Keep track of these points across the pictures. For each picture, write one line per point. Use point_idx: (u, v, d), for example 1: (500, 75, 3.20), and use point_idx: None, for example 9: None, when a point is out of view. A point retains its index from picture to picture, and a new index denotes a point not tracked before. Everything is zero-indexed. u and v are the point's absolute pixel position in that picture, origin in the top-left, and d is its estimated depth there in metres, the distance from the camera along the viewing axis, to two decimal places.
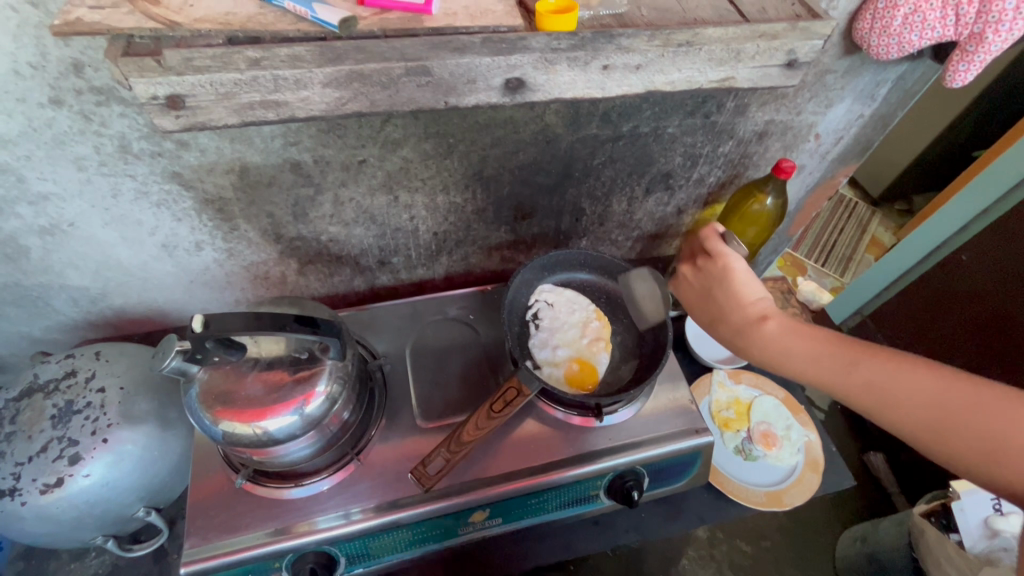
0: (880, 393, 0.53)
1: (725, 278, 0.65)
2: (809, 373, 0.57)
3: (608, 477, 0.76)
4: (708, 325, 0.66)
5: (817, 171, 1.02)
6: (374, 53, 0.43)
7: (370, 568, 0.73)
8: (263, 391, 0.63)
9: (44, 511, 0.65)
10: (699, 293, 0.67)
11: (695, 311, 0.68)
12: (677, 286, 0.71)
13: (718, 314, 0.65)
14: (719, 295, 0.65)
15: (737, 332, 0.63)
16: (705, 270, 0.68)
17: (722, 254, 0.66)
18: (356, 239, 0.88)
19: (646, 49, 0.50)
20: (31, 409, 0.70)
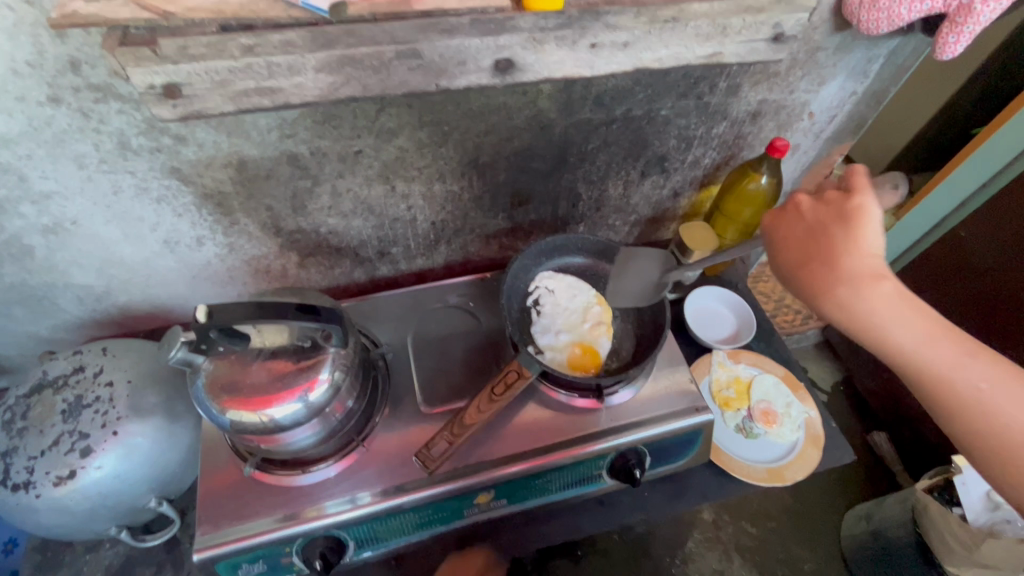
0: (967, 380, 0.56)
1: (851, 222, 0.62)
2: (915, 350, 0.58)
3: (610, 456, 0.77)
4: (789, 266, 0.64)
5: (812, 150, 1.02)
6: (364, 37, 0.44)
7: (377, 551, 0.74)
8: (268, 379, 0.65)
9: (59, 503, 0.67)
10: (806, 232, 0.64)
11: (782, 252, 0.65)
12: (771, 220, 0.68)
13: (817, 257, 0.62)
14: (838, 241, 0.62)
15: (840, 275, 0.60)
16: (833, 206, 0.65)
17: (864, 195, 0.63)
18: (355, 231, 0.89)
19: (632, 26, 0.50)
20: (42, 404, 0.71)
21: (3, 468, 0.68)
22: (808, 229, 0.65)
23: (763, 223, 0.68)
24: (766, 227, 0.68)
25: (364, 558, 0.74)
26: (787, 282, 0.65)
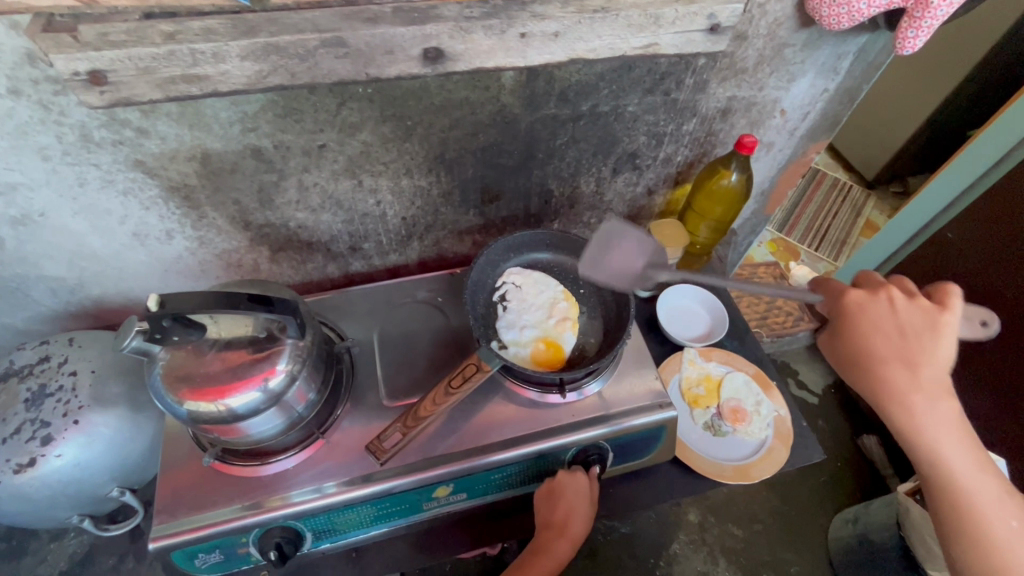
0: (989, 506, 0.64)
1: (940, 333, 0.61)
2: (955, 470, 0.63)
3: (572, 451, 0.77)
4: (853, 353, 0.65)
5: (787, 148, 1.02)
6: (286, 25, 0.46)
7: (336, 543, 0.75)
8: (222, 369, 0.65)
9: (18, 490, 0.68)
10: (897, 327, 0.62)
11: (864, 340, 0.63)
12: (858, 300, 0.65)
13: (902, 360, 0.62)
14: (925, 349, 0.61)
15: (911, 387, 0.62)
16: (923, 313, 0.62)
17: (956, 311, 0.61)
18: (325, 225, 0.89)
19: (562, 16, 0.52)
20: (6, 393, 0.72)
21: None
22: (888, 328, 0.63)
23: (851, 295, 0.65)
24: (856, 305, 0.65)
25: (323, 549, 0.75)
26: (845, 364, 0.66)
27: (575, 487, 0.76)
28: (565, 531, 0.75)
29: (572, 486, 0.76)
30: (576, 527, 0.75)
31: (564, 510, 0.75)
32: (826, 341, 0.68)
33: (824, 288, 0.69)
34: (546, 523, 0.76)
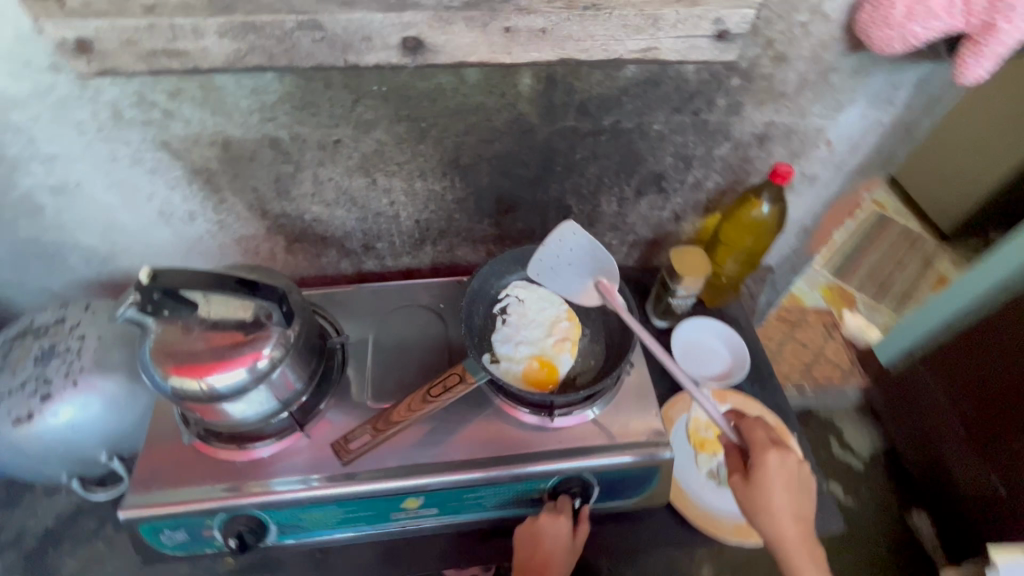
0: None
1: (766, 487, 0.69)
2: None
3: (553, 480, 0.73)
4: (755, 507, 0.69)
5: (833, 184, 0.94)
6: (262, 8, 0.55)
7: (300, 540, 0.73)
8: (206, 349, 0.66)
9: (14, 442, 0.71)
10: (785, 483, 0.69)
11: (770, 496, 0.68)
12: (768, 457, 0.69)
13: (795, 517, 0.69)
14: (765, 500, 0.68)
15: (798, 541, 0.67)
16: (762, 467, 0.69)
17: (770, 470, 0.69)
18: (339, 221, 0.90)
19: (548, 11, 0.57)
20: (21, 348, 0.76)
21: None
22: (786, 477, 0.69)
23: (763, 449, 0.70)
24: (761, 460, 0.70)
25: (287, 544, 0.73)
26: (758, 518, 0.69)
27: (556, 532, 0.70)
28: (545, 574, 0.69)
29: (553, 533, 0.70)
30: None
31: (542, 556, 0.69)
32: (736, 483, 0.71)
33: (752, 433, 0.73)
34: (521, 569, 0.69)
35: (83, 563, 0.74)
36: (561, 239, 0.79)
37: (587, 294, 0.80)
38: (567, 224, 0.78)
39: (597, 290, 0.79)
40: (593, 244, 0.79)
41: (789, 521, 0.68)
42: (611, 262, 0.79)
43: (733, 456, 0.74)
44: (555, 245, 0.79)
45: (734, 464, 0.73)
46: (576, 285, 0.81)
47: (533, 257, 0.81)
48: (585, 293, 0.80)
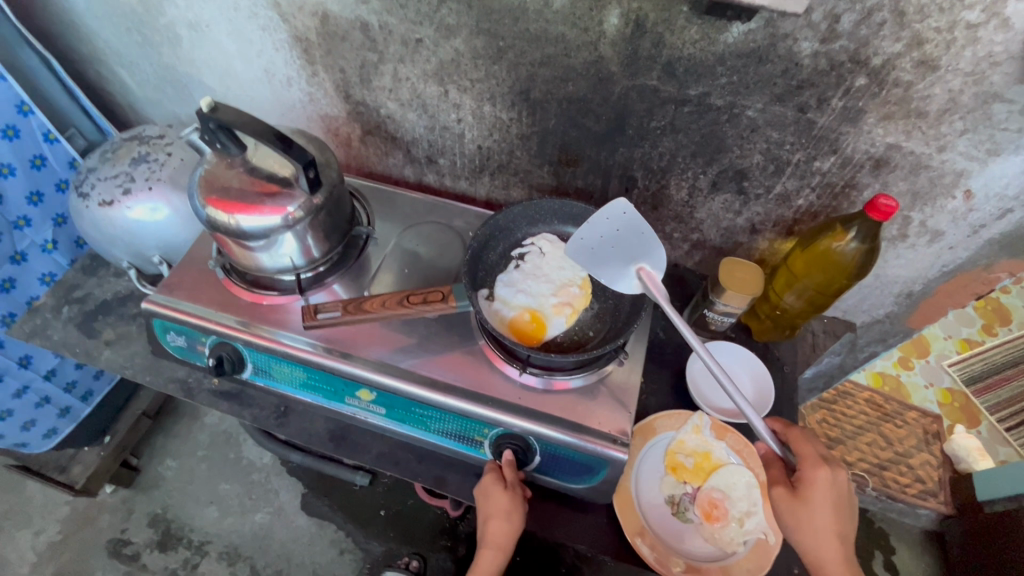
0: None
1: (813, 502, 0.60)
2: None
3: (497, 430, 0.71)
4: (796, 523, 0.60)
5: (961, 248, 0.76)
6: None
7: (268, 387, 0.79)
8: (238, 190, 0.71)
9: (95, 219, 0.85)
10: (835, 502, 0.60)
11: (816, 515, 0.59)
12: (819, 472, 0.60)
13: (844, 542, 0.60)
14: (812, 519, 0.59)
15: (845, 568, 0.58)
16: (812, 479, 0.60)
17: (824, 482, 0.60)
18: (410, 124, 0.93)
19: None
20: (124, 148, 0.89)
21: (80, 179, 0.88)
22: (838, 503, 0.60)
23: (814, 463, 0.61)
24: (810, 474, 0.61)
25: (258, 386, 0.80)
26: (798, 536, 0.60)
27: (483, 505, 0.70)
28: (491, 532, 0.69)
29: (485, 493, 0.69)
30: (494, 529, 0.69)
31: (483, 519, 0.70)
32: (778, 496, 0.62)
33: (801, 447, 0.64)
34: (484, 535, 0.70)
35: (117, 337, 0.88)
36: (608, 218, 0.72)
37: (629, 283, 0.72)
38: (619, 202, 0.71)
39: (640, 279, 0.71)
40: (643, 227, 0.72)
41: (838, 543, 0.59)
42: (658, 249, 0.72)
43: (775, 469, 0.64)
44: (603, 223, 0.72)
45: (776, 477, 0.64)
46: (616, 272, 0.72)
47: (573, 236, 0.72)
48: (628, 281, 0.72)
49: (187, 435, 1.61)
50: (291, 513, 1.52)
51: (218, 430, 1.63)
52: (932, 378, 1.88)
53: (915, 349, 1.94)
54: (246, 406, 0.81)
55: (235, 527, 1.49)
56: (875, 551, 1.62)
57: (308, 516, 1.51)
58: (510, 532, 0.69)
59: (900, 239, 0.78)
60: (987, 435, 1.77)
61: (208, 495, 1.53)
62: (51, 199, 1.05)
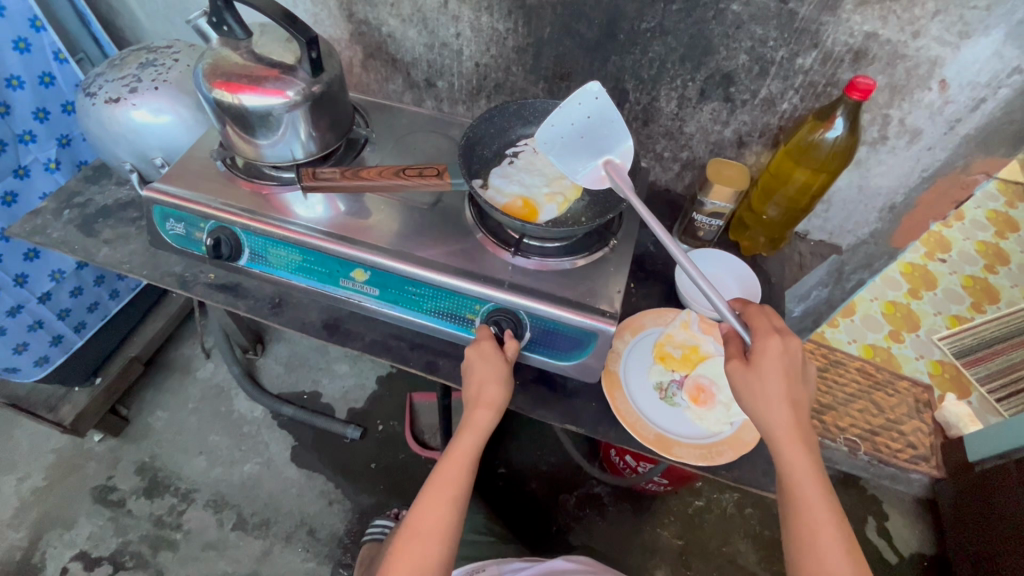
0: None
1: (762, 369, 0.60)
2: (821, 529, 0.57)
3: (488, 307, 0.72)
4: (748, 391, 0.60)
5: (939, 149, 0.79)
6: None
7: (265, 274, 0.81)
8: (243, 72, 0.74)
9: (102, 116, 0.87)
10: (785, 369, 0.60)
11: (766, 381, 0.59)
12: (769, 341, 0.60)
13: (794, 406, 0.60)
14: (761, 385, 0.59)
15: (795, 430, 0.59)
16: (763, 349, 0.60)
17: (773, 350, 0.60)
18: (410, 43, 0.96)
19: None
20: (133, 56, 0.92)
21: (88, 82, 0.91)
22: (789, 369, 0.60)
23: (765, 333, 0.61)
24: (761, 344, 0.61)
25: (255, 275, 0.82)
26: (750, 405, 0.60)
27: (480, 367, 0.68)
28: (484, 396, 0.68)
29: (481, 356, 0.68)
30: (489, 390, 0.67)
31: (477, 378, 0.68)
32: (732, 368, 0.61)
33: (755, 320, 0.63)
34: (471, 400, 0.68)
35: (116, 237, 0.89)
36: (580, 104, 0.71)
37: (595, 174, 0.73)
38: (591, 86, 0.70)
39: (606, 171, 0.73)
40: (612, 117, 0.72)
41: (788, 408, 0.59)
42: (626, 139, 0.73)
43: (732, 345, 0.64)
44: (574, 109, 0.71)
45: (732, 352, 0.63)
46: (584, 165, 0.73)
47: (544, 123, 0.72)
48: (594, 173, 0.73)
49: (178, 388, 1.59)
50: (280, 465, 1.50)
51: (208, 384, 1.61)
52: (924, 351, 1.89)
53: (905, 323, 1.96)
54: (241, 298, 0.83)
55: (223, 477, 1.47)
56: (867, 515, 1.61)
57: (297, 468, 1.50)
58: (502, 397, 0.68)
59: (881, 142, 0.81)
60: (978, 405, 1.78)
61: (197, 446, 1.51)
62: (56, 119, 1.07)
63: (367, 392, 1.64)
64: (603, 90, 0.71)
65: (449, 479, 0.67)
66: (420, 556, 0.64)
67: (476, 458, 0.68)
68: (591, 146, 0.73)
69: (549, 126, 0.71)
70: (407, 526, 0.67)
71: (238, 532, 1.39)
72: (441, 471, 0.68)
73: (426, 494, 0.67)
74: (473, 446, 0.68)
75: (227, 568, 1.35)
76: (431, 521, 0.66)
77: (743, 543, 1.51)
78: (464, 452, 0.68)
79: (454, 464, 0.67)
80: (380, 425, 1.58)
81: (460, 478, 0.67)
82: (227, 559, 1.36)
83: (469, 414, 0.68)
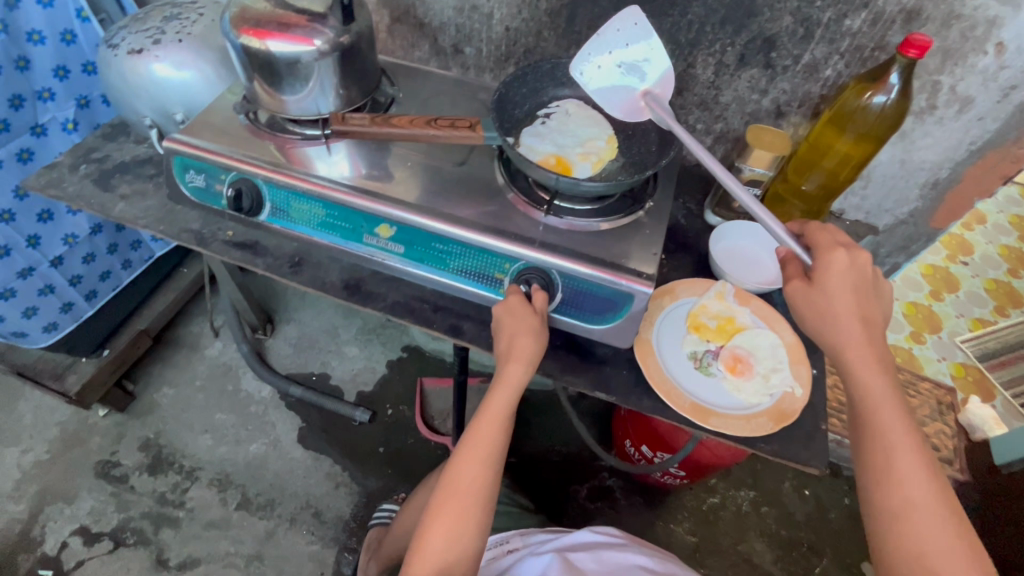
0: (923, 490, 0.56)
1: (827, 283, 0.63)
2: (895, 429, 0.59)
3: (519, 266, 0.69)
4: (810, 307, 0.64)
5: (990, 119, 0.76)
6: None
7: (286, 231, 0.78)
8: (273, 19, 0.71)
9: (123, 67, 0.85)
10: (852, 283, 0.63)
11: (831, 294, 0.63)
12: (833, 255, 0.64)
13: (862, 318, 0.62)
14: (826, 297, 0.63)
15: (864, 340, 0.61)
16: (827, 265, 0.64)
17: (836, 264, 0.63)
18: (439, 6, 0.94)
19: None
20: (156, 10, 0.91)
21: (111, 35, 0.89)
22: (855, 283, 0.63)
23: (829, 248, 0.65)
24: (825, 258, 0.64)
25: (276, 232, 0.80)
26: (815, 320, 0.64)
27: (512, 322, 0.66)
28: (514, 351, 0.65)
29: (510, 310, 0.66)
30: (519, 343, 0.65)
31: (507, 333, 0.66)
32: (794, 288, 0.65)
33: (816, 239, 0.67)
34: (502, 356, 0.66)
35: (133, 192, 0.87)
36: (619, 31, 0.72)
37: (634, 104, 0.74)
38: (631, 11, 0.71)
39: (645, 101, 0.73)
40: (650, 44, 0.72)
41: (856, 318, 0.62)
42: (667, 68, 0.73)
43: (792, 266, 0.68)
44: (613, 36, 0.72)
45: (792, 272, 0.67)
46: (623, 95, 0.74)
47: (582, 50, 0.73)
48: (633, 105, 0.74)
49: (186, 364, 1.57)
50: (287, 446, 1.46)
51: (217, 362, 1.58)
52: (946, 354, 1.85)
53: (927, 325, 1.91)
54: (259, 255, 0.80)
55: (229, 456, 1.44)
56: None
57: (304, 450, 1.46)
58: (534, 351, 0.65)
59: (928, 112, 0.78)
60: (1003, 409, 1.73)
61: (203, 424, 1.48)
62: (76, 78, 1.05)
63: (377, 376, 1.61)
64: (643, 16, 0.72)
65: (484, 439, 0.66)
66: (461, 513, 0.65)
67: (509, 415, 0.67)
68: (629, 75, 0.73)
69: (586, 52, 0.72)
70: (444, 486, 0.66)
71: (242, 512, 1.36)
72: (477, 429, 0.67)
73: (461, 453, 0.66)
74: (505, 403, 0.66)
75: (230, 548, 1.31)
76: (469, 480, 0.65)
77: (759, 541, 1.46)
78: (497, 409, 0.66)
79: (488, 421, 0.66)
80: (389, 410, 1.55)
81: (496, 435, 0.67)
82: (230, 538, 1.33)
83: (499, 371, 0.66)
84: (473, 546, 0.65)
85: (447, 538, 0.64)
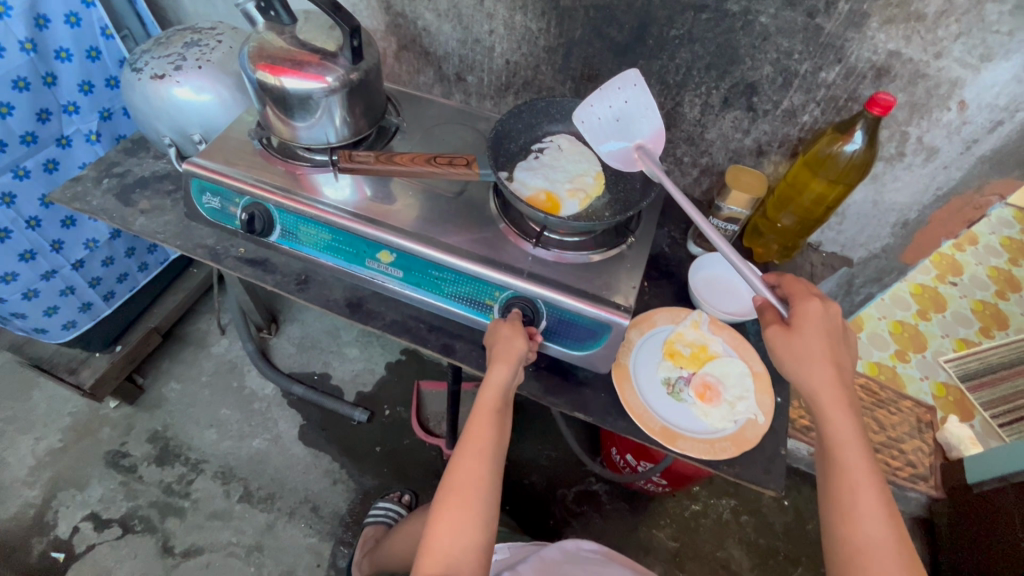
0: (879, 530, 0.61)
1: (803, 331, 0.68)
2: (857, 470, 0.64)
3: (508, 294, 0.75)
4: (788, 352, 0.68)
5: (954, 168, 0.81)
6: None
7: (294, 252, 0.84)
8: (288, 57, 0.77)
9: (145, 91, 0.91)
10: (826, 332, 0.68)
11: (807, 342, 0.68)
12: (808, 305, 0.70)
13: (835, 366, 0.67)
14: (804, 344, 0.68)
15: (835, 388, 0.66)
16: (805, 314, 0.69)
17: (813, 312, 0.69)
18: (444, 37, 0.99)
19: None
20: (177, 36, 0.97)
21: (135, 58, 0.95)
22: (828, 333, 0.68)
23: (805, 298, 0.71)
24: (802, 307, 0.70)
25: (284, 251, 0.86)
26: (792, 364, 0.68)
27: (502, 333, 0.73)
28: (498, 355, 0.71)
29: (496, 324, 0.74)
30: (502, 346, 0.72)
31: (494, 339, 0.73)
32: (773, 333, 0.70)
33: (793, 289, 0.73)
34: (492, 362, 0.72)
35: (152, 207, 0.93)
36: (620, 88, 0.79)
37: (626, 156, 0.80)
38: (631, 73, 0.78)
39: (638, 153, 0.79)
40: (647, 103, 0.79)
41: (830, 366, 0.67)
42: (658, 125, 0.79)
43: (769, 313, 0.72)
44: (614, 94, 0.79)
45: (769, 318, 0.72)
46: (619, 146, 0.80)
47: (585, 102, 0.79)
48: (627, 155, 0.80)
49: (193, 360, 1.63)
50: (288, 442, 1.53)
51: (223, 359, 1.65)
52: (929, 372, 1.90)
53: (912, 343, 1.96)
54: (269, 272, 0.86)
55: (232, 450, 1.50)
56: None
57: (303, 446, 1.53)
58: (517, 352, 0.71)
59: (898, 158, 0.83)
60: (981, 429, 1.79)
61: (208, 418, 1.55)
62: (100, 93, 1.11)
63: (376, 377, 1.67)
64: (642, 78, 0.78)
65: (480, 434, 0.71)
66: (465, 513, 0.68)
67: (500, 412, 0.72)
68: (627, 130, 0.80)
69: (588, 105, 0.78)
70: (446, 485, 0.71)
71: (243, 504, 1.43)
72: (471, 432, 0.72)
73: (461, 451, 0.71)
74: (494, 401, 0.71)
75: (231, 538, 1.38)
76: (469, 477, 0.70)
77: (737, 549, 1.52)
78: (489, 408, 0.72)
79: (479, 420, 0.71)
80: (387, 410, 1.61)
81: (490, 432, 0.71)
82: (232, 529, 1.40)
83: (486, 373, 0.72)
84: (476, 547, 0.67)
85: (450, 535, 0.67)
